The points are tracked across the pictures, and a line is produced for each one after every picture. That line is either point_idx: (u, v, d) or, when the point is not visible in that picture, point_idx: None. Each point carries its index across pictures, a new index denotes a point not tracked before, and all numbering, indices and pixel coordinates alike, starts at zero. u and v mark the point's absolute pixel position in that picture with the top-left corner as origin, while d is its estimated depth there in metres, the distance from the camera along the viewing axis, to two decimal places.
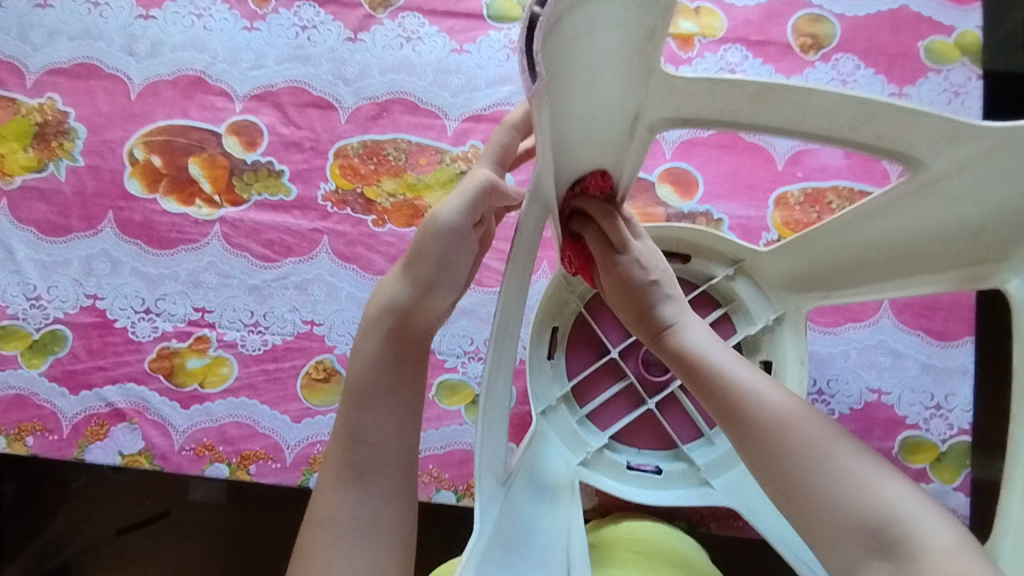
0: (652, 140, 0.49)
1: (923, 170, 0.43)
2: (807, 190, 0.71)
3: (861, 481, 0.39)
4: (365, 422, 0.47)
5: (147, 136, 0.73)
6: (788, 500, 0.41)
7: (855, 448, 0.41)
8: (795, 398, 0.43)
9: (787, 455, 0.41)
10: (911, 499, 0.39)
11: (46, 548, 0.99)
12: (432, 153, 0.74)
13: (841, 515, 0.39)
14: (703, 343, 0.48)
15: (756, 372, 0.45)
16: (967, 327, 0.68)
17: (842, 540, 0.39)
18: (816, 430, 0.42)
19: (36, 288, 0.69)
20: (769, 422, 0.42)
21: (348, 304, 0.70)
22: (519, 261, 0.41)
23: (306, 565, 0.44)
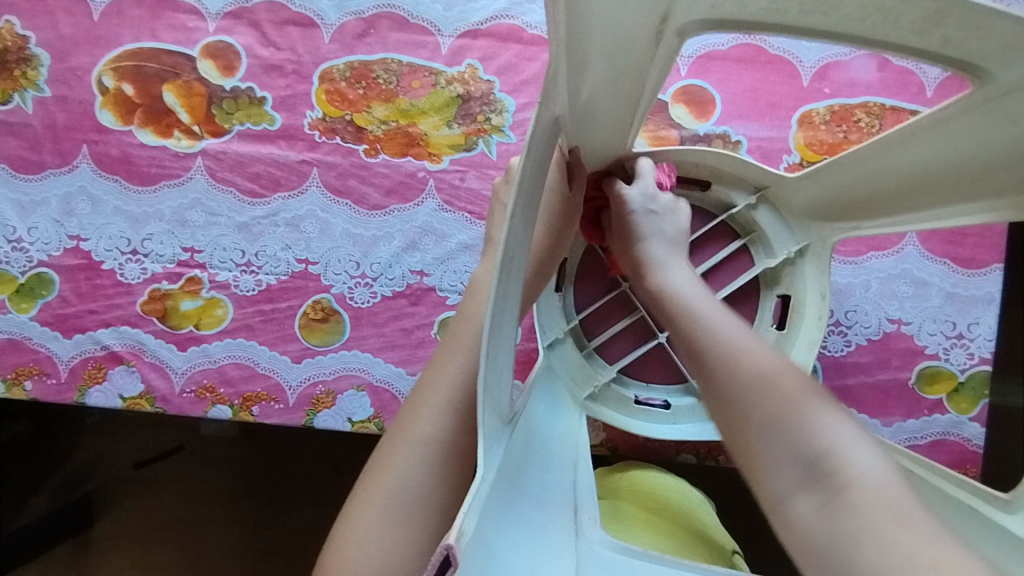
0: (680, 46, 0.40)
1: (993, 81, 0.37)
2: (834, 108, 0.65)
3: (810, 411, 0.37)
4: (466, 358, 0.47)
5: (115, 61, 0.67)
6: (728, 424, 0.39)
7: (812, 385, 0.39)
8: (748, 332, 0.43)
9: (738, 378, 0.39)
10: (861, 441, 0.36)
11: (64, 485, 1.01)
12: (425, 75, 0.68)
13: (780, 443, 0.37)
14: (677, 280, 0.48)
15: (720, 309, 0.45)
16: (996, 254, 0.65)
17: (778, 467, 0.36)
18: (764, 357, 0.40)
19: (16, 229, 0.66)
20: (717, 344, 0.41)
21: (343, 241, 0.67)
22: (528, 186, 0.36)
23: (384, 479, 0.45)
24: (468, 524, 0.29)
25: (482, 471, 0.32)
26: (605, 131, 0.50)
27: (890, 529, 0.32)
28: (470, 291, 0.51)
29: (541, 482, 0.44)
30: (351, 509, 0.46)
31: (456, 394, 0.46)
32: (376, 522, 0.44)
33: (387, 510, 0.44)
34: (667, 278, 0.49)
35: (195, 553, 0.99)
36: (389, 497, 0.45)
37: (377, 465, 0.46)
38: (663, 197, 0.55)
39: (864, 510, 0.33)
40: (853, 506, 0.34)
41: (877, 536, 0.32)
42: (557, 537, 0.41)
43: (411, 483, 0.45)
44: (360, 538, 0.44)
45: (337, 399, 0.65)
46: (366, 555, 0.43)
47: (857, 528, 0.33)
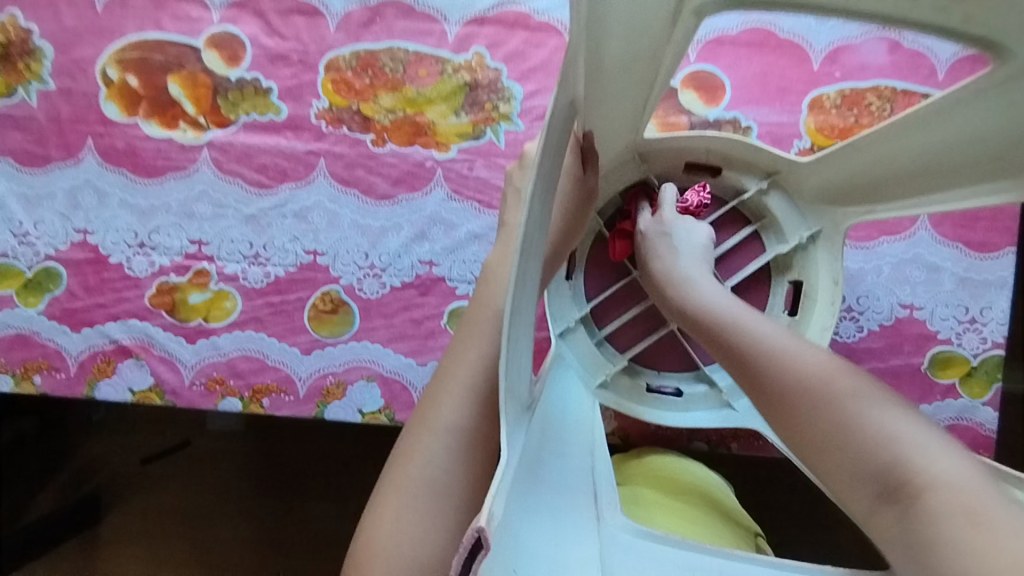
0: (697, 26, 0.39)
1: (1012, 60, 0.37)
2: (844, 92, 0.64)
3: (869, 417, 0.40)
4: (484, 344, 0.48)
5: (119, 53, 0.67)
6: (799, 443, 0.43)
7: (874, 391, 0.41)
8: (798, 341, 0.46)
9: (792, 395, 0.43)
10: (936, 444, 0.38)
11: (72, 481, 1.01)
12: (431, 63, 0.67)
13: (847, 458, 0.40)
14: (716, 300, 0.52)
15: (766, 322, 0.48)
16: (1009, 237, 0.64)
17: (856, 485, 0.40)
18: (812, 365, 0.43)
19: (22, 224, 0.65)
20: (768, 362, 0.45)
21: (352, 231, 0.66)
22: (546, 168, 0.36)
23: (409, 466, 0.46)
24: (496, 508, 0.29)
25: (506, 457, 0.31)
26: (617, 114, 0.50)
27: (968, 534, 0.34)
28: (484, 277, 0.51)
29: (558, 470, 0.43)
30: (380, 498, 0.46)
31: (477, 380, 0.47)
32: (406, 511, 0.45)
33: (416, 498, 0.45)
34: (707, 296, 0.53)
35: (202, 549, 0.97)
36: (417, 486, 0.45)
37: (403, 454, 0.47)
38: (684, 218, 0.61)
39: (941, 518, 0.35)
40: (929, 513, 0.36)
41: (953, 541, 0.34)
42: (578, 521, 0.41)
43: (437, 471, 0.46)
44: (391, 527, 0.45)
45: (348, 390, 0.65)
46: (398, 544, 0.44)
47: (934, 536, 0.35)
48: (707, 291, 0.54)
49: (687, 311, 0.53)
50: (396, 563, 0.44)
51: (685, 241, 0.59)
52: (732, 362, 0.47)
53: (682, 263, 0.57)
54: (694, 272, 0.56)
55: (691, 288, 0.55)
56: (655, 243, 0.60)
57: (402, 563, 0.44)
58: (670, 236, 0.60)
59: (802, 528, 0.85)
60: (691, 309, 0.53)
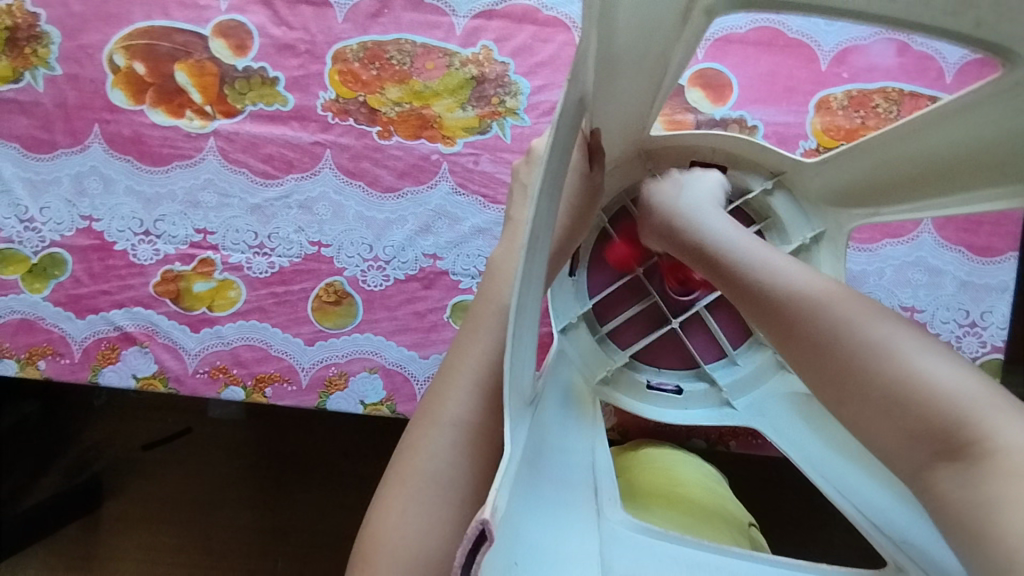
0: (707, 25, 0.39)
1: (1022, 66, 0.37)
2: (851, 93, 0.64)
3: (925, 373, 0.39)
4: (490, 341, 0.48)
5: (127, 39, 0.67)
6: (845, 400, 0.42)
7: (922, 346, 0.41)
8: (855, 295, 0.45)
9: (850, 350, 0.42)
10: (990, 399, 0.38)
11: (74, 465, 1.01)
12: (439, 56, 0.67)
13: (905, 413, 0.39)
14: (747, 251, 0.51)
15: (817, 276, 0.47)
16: (1012, 242, 0.64)
17: (911, 442, 0.39)
18: (869, 322, 0.43)
19: (28, 209, 0.66)
20: (824, 315, 0.44)
21: (357, 223, 0.66)
22: (555, 164, 0.36)
23: (415, 459, 0.47)
24: (500, 501, 0.29)
25: (510, 450, 0.32)
26: (625, 112, 0.50)
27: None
28: (489, 273, 0.52)
29: (560, 465, 0.44)
30: (385, 492, 0.47)
31: (482, 375, 0.48)
32: (411, 504, 0.45)
33: (421, 492, 0.46)
34: (738, 247, 0.52)
35: (202, 534, 0.98)
36: (422, 480, 0.46)
37: (409, 448, 0.47)
38: (697, 174, 0.60)
39: (1001, 474, 0.35)
40: (987, 470, 0.36)
41: (1013, 497, 0.34)
42: (578, 515, 0.41)
43: (442, 465, 0.46)
44: (396, 520, 0.45)
45: (349, 381, 0.65)
46: (404, 536, 0.45)
47: (993, 492, 0.35)
48: (744, 241, 0.52)
49: (721, 264, 0.52)
50: (402, 555, 0.44)
51: (699, 189, 0.58)
52: (773, 317, 0.47)
53: (710, 212, 0.56)
54: (719, 221, 0.55)
55: (725, 239, 0.53)
56: (666, 191, 0.59)
57: (407, 555, 0.44)
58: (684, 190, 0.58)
59: (797, 526, 0.86)
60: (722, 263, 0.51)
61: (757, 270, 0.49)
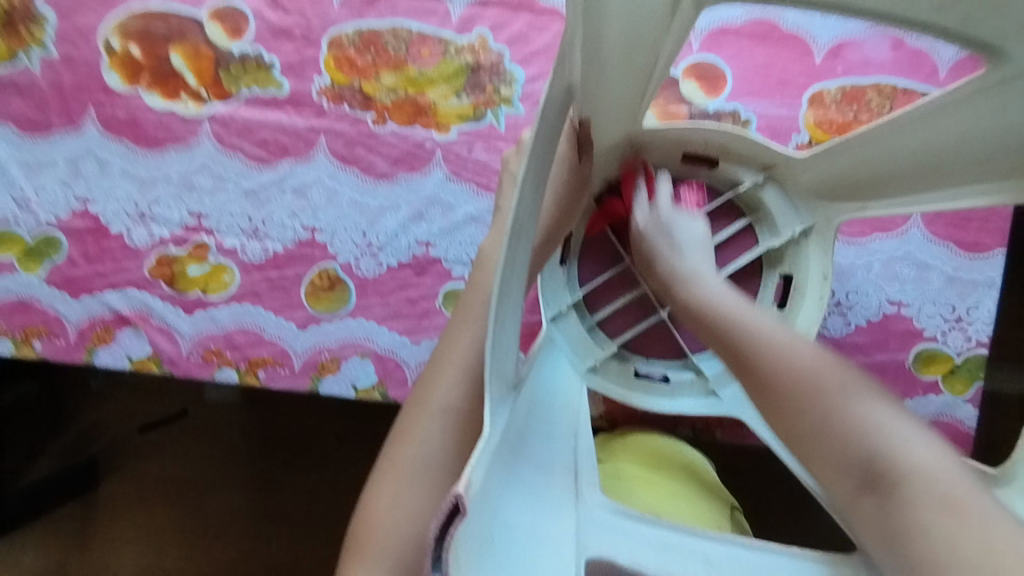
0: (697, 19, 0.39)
1: (1007, 64, 0.38)
2: (845, 87, 0.65)
3: (854, 414, 0.43)
4: (477, 329, 0.49)
5: (122, 22, 0.67)
6: (791, 436, 0.46)
7: (862, 385, 0.44)
8: (792, 335, 0.48)
9: (783, 387, 0.45)
10: (917, 433, 0.42)
11: (70, 445, 1.02)
12: (434, 43, 0.67)
13: (834, 446, 0.43)
14: (719, 294, 0.54)
15: (763, 317, 0.51)
16: (1000, 238, 0.65)
17: (840, 474, 0.43)
18: (806, 360, 0.46)
19: (24, 190, 0.66)
20: (763, 353, 0.47)
21: (350, 209, 0.67)
22: (539, 153, 0.36)
23: (405, 445, 0.47)
24: (474, 479, 0.30)
25: (488, 432, 0.33)
26: (615, 104, 0.51)
27: (941, 519, 0.38)
28: (479, 262, 0.52)
29: (542, 446, 0.45)
30: (377, 476, 0.48)
31: (472, 363, 0.48)
32: (401, 488, 0.46)
33: (412, 476, 0.47)
34: (704, 285, 0.55)
35: (198, 515, 0.99)
36: (413, 464, 0.47)
37: (400, 434, 0.48)
38: (685, 214, 0.62)
39: (915, 505, 0.39)
40: (906, 502, 0.39)
41: (923, 527, 0.38)
42: (558, 494, 0.42)
43: (433, 450, 0.47)
44: (387, 504, 0.46)
45: (342, 366, 0.66)
46: (396, 520, 0.46)
47: (909, 522, 0.39)
48: (706, 282, 0.55)
49: (688, 306, 0.54)
50: (393, 537, 0.45)
51: (684, 234, 0.61)
52: (732, 356, 0.49)
53: (684, 254, 0.59)
54: (695, 264, 0.58)
55: (692, 281, 0.56)
56: (656, 238, 0.61)
57: (398, 538, 0.45)
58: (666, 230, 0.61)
59: (783, 515, 0.87)
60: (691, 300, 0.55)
61: (722, 311, 0.52)
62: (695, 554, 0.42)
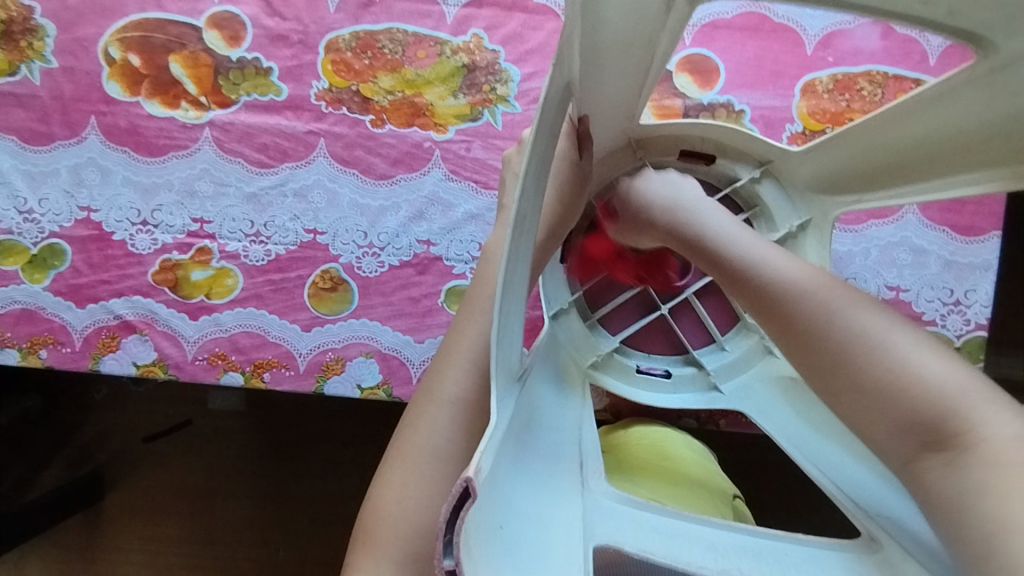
0: (691, 13, 0.40)
1: (994, 52, 0.39)
2: (837, 76, 0.65)
3: (919, 367, 0.40)
4: (483, 324, 0.49)
5: (121, 32, 0.67)
6: (841, 393, 0.43)
7: (919, 335, 0.42)
8: (845, 287, 0.46)
9: (836, 342, 0.43)
10: (987, 393, 0.39)
11: (76, 458, 1.02)
12: (430, 44, 0.68)
13: (893, 404, 0.40)
14: (745, 243, 0.51)
15: (811, 270, 0.48)
16: (995, 221, 0.66)
17: (897, 434, 0.40)
18: (864, 313, 0.43)
19: (27, 201, 0.67)
20: (814, 307, 0.45)
21: (351, 211, 0.67)
22: (541, 147, 0.37)
23: (412, 437, 0.48)
24: (484, 464, 0.30)
25: (495, 420, 0.33)
26: (612, 100, 0.51)
27: (1018, 483, 0.35)
28: (484, 257, 0.53)
29: (548, 440, 0.45)
30: (387, 468, 0.48)
31: (479, 355, 0.49)
32: (411, 479, 0.47)
33: (421, 467, 0.47)
34: (734, 239, 0.52)
35: (206, 523, 1.00)
36: (422, 455, 0.47)
37: (408, 426, 0.49)
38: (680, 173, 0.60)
39: (989, 467, 0.36)
40: (977, 465, 0.36)
41: (997, 489, 0.35)
42: (566, 485, 0.42)
43: (441, 441, 0.47)
44: (397, 495, 0.47)
45: (346, 366, 0.66)
46: (405, 510, 0.46)
47: (983, 485, 0.36)
48: (735, 234, 0.53)
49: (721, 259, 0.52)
50: (403, 527, 0.46)
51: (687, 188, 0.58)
52: (779, 311, 0.46)
53: (705, 206, 0.56)
54: (714, 217, 0.55)
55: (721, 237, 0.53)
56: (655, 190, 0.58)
57: (407, 527, 0.46)
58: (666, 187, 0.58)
59: (789, 504, 0.88)
60: (727, 259, 0.51)
61: (764, 268, 0.49)
62: (702, 539, 0.42)
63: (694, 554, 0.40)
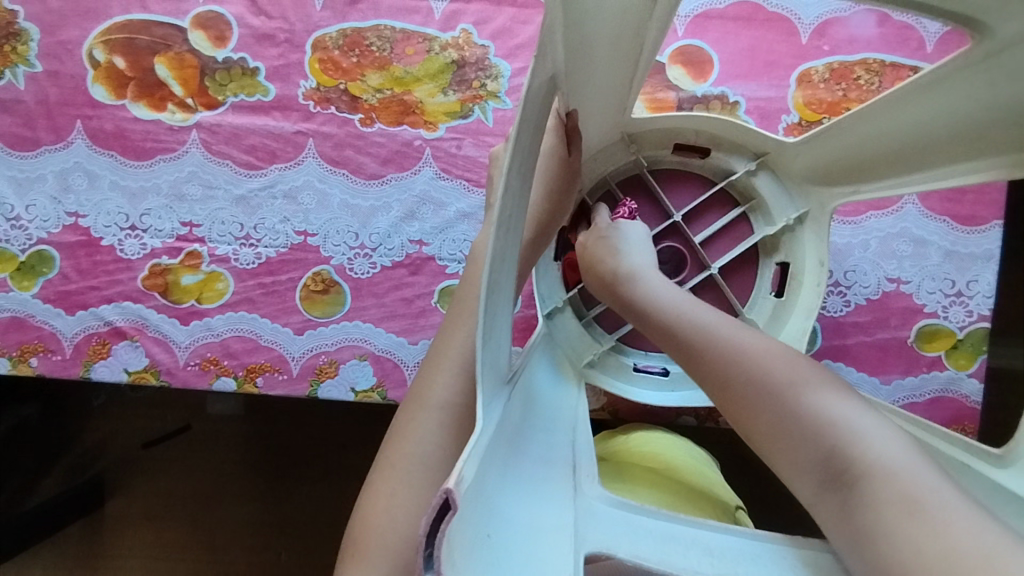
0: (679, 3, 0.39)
1: (991, 35, 0.38)
2: (832, 65, 0.64)
3: (812, 401, 0.39)
4: (471, 326, 0.49)
5: (106, 34, 0.67)
6: (750, 436, 0.42)
7: (812, 369, 0.42)
8: (741, 326, 0.46)
9: (738, 385, 0.42)
10: (877, 426, 0.38)
11: (76, 465, 1.02)
12: (418, 41, 0.67)
13: (792, 447, 0.39)
14: (659, 287, 0.51)
15: (712, 311, 0.47)
16: (996, 210, 0.65)
17: (797, 474, 0.39)
18: (757, 351, 0.43)
19: (14, 208, 0.66)
20: (717, 350, 0.44)
21: (342, 212, 0.66)
22: (525, 143, 0.36)
23: (402, 444, 0.47)
24: (467, 471, 0.29)
25: (480, 424, 0.32)
26: (601, 93, 0.50)
27: (902, 524, 0.34)
28: (472, 256, 0.53)
29: (537, 444, 0.44)
30: (376, 478, 0.48)
31: (468, 358, 0.48)
32: (400, 487, 0.46)
33: (411, 475, 0.46)
34: (653, 287, 0.51)
35: (206, 529, 0.99)
36: (411, 463, 0.46)
37: (399, 434, 0.48)
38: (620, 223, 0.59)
39: (878, 503, 0.35)
40: (867, 503, 0.36)
41: (885, 526, 0.34)
42: (555, 490, 0.41)
43: (430, 447, 0.46)
44: (386, 504, 0.46)
45: (340, 369, 0.65)
46: (393, 521, 0.45)
47: (871, 524, 0.35)
48: (657, 280, 0.52)
49: (642, 307, 0.50)
50: (392, 537, 0.45)
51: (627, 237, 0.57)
52: (685, 354, 0.46)
53: (633, 255, 0.55)
54: (640, 265, 0.54)
55: (643, 286, 0.51)
56: (596, 246, 0.57)
57: (397, 537, 0.45)
58: (611, 237, 0.57)
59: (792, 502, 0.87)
60: (642, 303, 0.50)
61: (676, 308, 0.48)
62: (698, 543, 0.41)
63: (688, 559, 0.39)
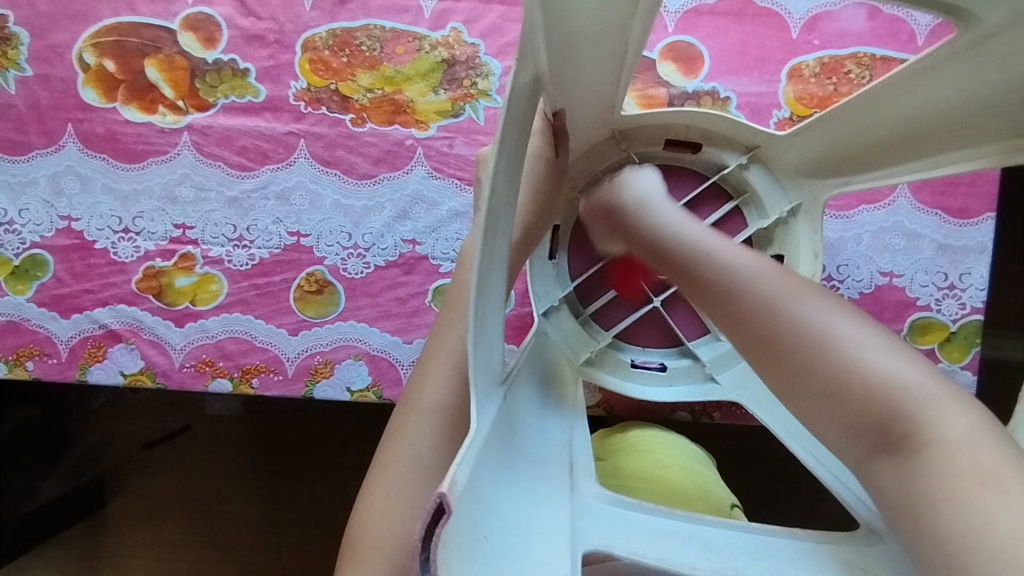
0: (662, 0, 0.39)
1: (976, 24, 0.38)
2: (823, 59, 0.64)
3: (867, 361, 0.37)
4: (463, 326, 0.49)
5: (95, 37, 0.66)
6: (791, 393, 0.40)
7: (862, 324, 0.40)
8: (786, 278, 0.43)
9: (784, 342, 0.40)
10: (935, 387, 0.37)
11: (76, 467, 1.02)
12: (408, 40, 0.67)
13: (840, 408, 0.38)
14: (690, 234, 0.49)
15: (754, 260, 0.45)
16: (988, 202, 0.65)
17: (849, 434, 0.38)
18: (804, 306, 0.40)
19: (7, 212, 0.66)
20: (758, 303, 0.41)
21: (335, 212, 0.66)
22: (511, 144, 0.36)
23: (395, 448, 0.47)
24: (460, 475, 0.30)
25: (474, 426, 0.32)
26: (590, 91, 0.50)
27: (965, 493, 0.33)
28: (463, 257, 0.53)
29: (533, 441, 0.44)
30: (371, 481, 0.48)
31: (459, 360, 0.49)
32: (394, 489, 0.46)
33: (405, 477, 0.46)
34: (683, 236, 0.49)
35: (207, 528, 0.99)
36: (404, 465, 0.47)
37: (392, 437, 0.48)
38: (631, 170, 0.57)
39: (937, 471, 0.34)
40: (923, 469, 0.34)
41: (946, 493, 0.33)
42: (552, 488, 0.42)
43: (424, 450, 0.47)
44: (380, 506, 0.46)
45: (335, 369, 0.65)
46: (388, 523, 0.45)
47: (927, 491, 0.34)
48: (685, 226, 0.50)
49: (671, 257, 0.48)
50: (387, 539, 0.45)
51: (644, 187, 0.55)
52: (725, 309, 0.43)
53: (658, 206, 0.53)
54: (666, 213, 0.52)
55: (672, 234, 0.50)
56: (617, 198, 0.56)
57: (392, 539, 0.45)
58: (626, 190, 0.56)
59: (790, 495, 0.87)
60: (671, 253, 0.48)
61: (709, 257, 0.46)
62: (695, 538, 0.41)
63: (688, 554, 0.39)
